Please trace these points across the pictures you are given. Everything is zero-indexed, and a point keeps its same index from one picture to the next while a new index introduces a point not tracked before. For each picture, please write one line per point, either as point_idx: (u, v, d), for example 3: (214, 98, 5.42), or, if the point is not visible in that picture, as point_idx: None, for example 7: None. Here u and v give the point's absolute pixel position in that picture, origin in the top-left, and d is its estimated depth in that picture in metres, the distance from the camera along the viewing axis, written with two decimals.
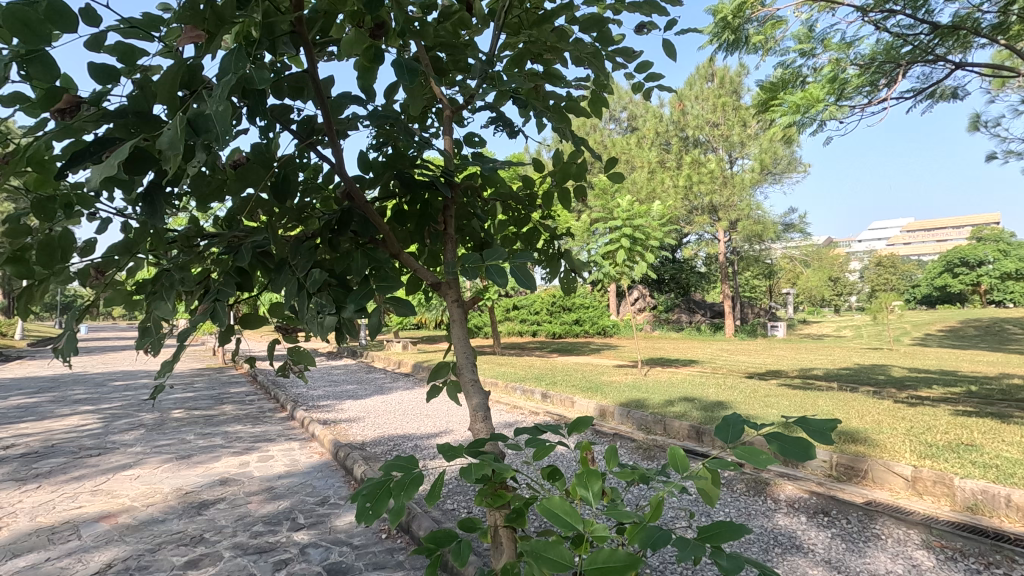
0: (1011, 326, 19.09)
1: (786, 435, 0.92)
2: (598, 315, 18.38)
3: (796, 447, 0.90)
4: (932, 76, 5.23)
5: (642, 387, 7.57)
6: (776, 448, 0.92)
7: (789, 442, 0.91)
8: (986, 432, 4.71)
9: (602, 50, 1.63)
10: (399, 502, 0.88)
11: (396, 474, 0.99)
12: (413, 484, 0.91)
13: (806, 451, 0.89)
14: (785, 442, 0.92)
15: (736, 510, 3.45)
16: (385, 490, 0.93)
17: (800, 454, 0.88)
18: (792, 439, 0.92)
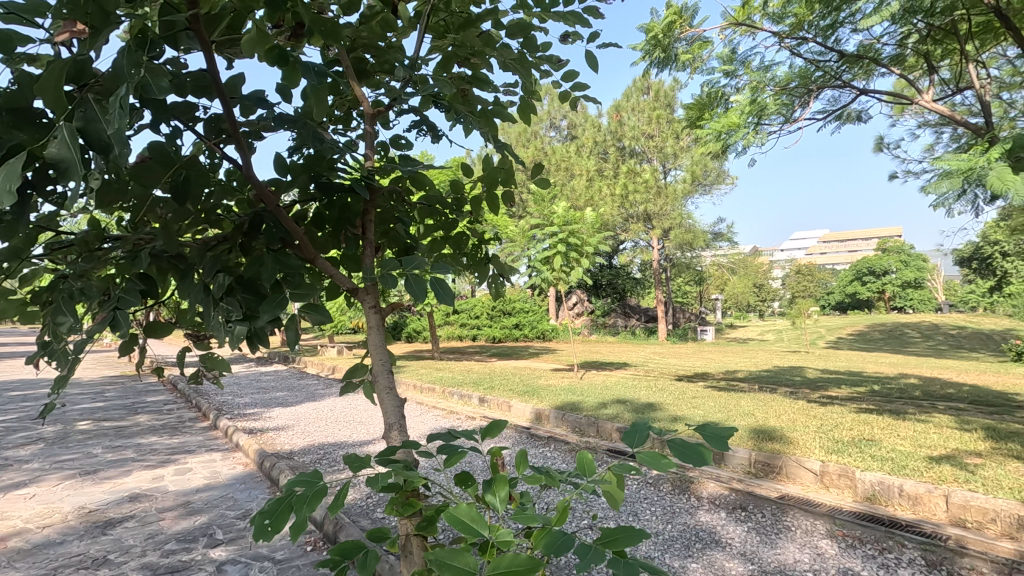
0: (910, 331, 20.94)
1: (688, 442, 0.96)
2: (537, 320, 18.58)
3: (697, 452, 0.93)
4: (840, 100, 5.68)
5: (577, 390, 7.71)
6: (679, 453, 0.95)
7: (689, 448, 0.95)
8: (885, 428, 5.12)
9: (529, 58, 1.67)
10: (300, 515, 0.85)
11: (298, 488, 0.96)
12: (315, 497, 0.89)
13: (704, 456, 0.92)
14: (686, 447, 0.95)
15: (662, 508, 3.58)
16: (286, 506, 0.91)
17: (699, 460, 0.91)
18: (693, 444, 0.95)
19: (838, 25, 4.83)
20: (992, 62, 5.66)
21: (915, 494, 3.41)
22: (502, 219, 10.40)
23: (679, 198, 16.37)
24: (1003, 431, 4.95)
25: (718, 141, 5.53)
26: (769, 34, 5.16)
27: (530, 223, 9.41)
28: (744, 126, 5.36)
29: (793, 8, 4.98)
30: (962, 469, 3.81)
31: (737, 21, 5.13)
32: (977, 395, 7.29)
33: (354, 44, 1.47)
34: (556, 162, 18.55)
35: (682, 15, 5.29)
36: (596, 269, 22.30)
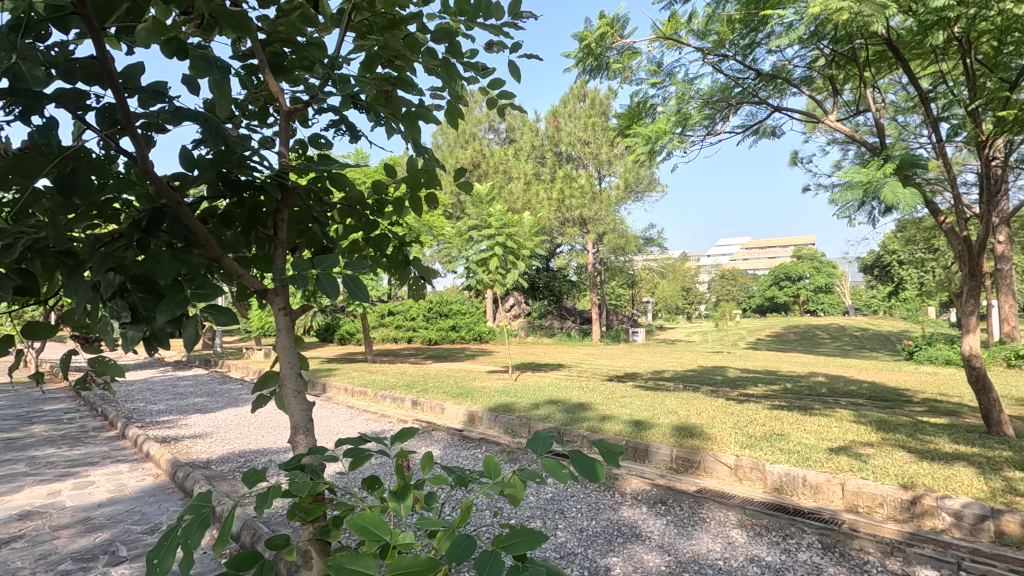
0: (820, 333, 22.63)
1: (587, 459, 0.99)
2: (474, 321, 18.56)
3: (593, 468, 0.97)
4: (757, 115, 6.05)
5: (512, 392, 7.76)
6: (576, 468, 0.98)
7: (588, 465, 0.98)
8: (793, 423, 5.50)
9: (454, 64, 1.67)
10: (185, 551, 0.84)
11: (190, 514, 0.94)
12: (204, 526, 0.88)
13: (597, 473, 0.96)
14: (583, 463, 0.98)
15: (587, 505, 3.68)
16: (172, 539, 0.89)
17: (594, 476, 0.96)
18: (590, 460, 0.99)
19: (756, 45, 5.14)
20: (888, 88, 6.21)
21: (816, 483, 3.70)
22: (438, 220, 10.32)
23: (613, 204, 16.86)
24: (893, 423, 5.44)
25: (646, 149, 5.75)
26: (694, 49, 5.42)
27: (466, 225, 9.40)
28: (670, 134, 5.60)
29: (716, 26, 5.25)
30: (856, 458, 4.16)
31: (664, 35, 5.35)
32: (874, 391, 7.97)
33: (270, 37, 1.42)
34: (495, 164, 18.62)
35: (613, 26, 5.48)
36: (533, 272, 22.55)
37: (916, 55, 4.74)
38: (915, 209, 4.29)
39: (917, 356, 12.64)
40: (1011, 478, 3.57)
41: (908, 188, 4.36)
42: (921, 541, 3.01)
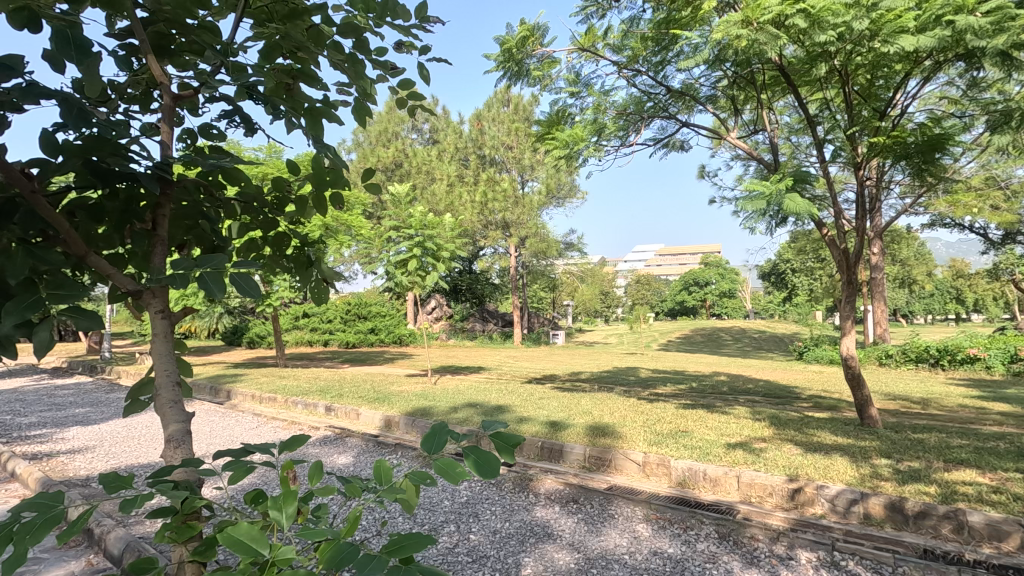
0: (724, 335, 24.29)
1: (481, 453, 0.97)
2: (395, 324, 18.13)
3: (487, 463, 0.95)
4: (667, 129, 6.38)
5: (430, 395, 7.66)
6: (469, 465, 0.96)
7: (482, 461, 0.96)
8: (697, 420, 5.83)
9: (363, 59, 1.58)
10: (18, 548, 0.75)
11: (32, 512, 0.85)
12: (49, 524, 0.80)
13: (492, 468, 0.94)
14: (475, 457, 0.96)
15: (502, 507, 3.70)
16: (6, 533, 0.80)
17: (486, 471, 0.94)
18: (483, 454, 0.97)
19: (666, 63, 5.39)
20: (783, 110, 6.75)
21: (715, 476, 3.94)
22: (356, 219, 9.99)
23: (535, 209, 17.14)
24: (783, 419, 5.91)
25: (564, 155, 5.90)
26: (610, 62, 5.63)
27: (386, 225, 9.19)
28: (586, 141, 5.79)
29: (630, 42, 5.48)
30: (751, 453, 4.47)
31: (582, 46, 5.52)
32: (769, 389, 8.63)
33: (154, 16, 1.30)
34: (417, 165, 18.35)
35: (534, 33, 5.57)
36: (456, 274, 22.44)
37: (804, 82, 5.20)
38: (805, 221, 4.70)
39: (806, 356, 13.82)
40: (877, 465, 4.00)
41: (799, 202, 4.76)
42: (804, 526, 3.29)
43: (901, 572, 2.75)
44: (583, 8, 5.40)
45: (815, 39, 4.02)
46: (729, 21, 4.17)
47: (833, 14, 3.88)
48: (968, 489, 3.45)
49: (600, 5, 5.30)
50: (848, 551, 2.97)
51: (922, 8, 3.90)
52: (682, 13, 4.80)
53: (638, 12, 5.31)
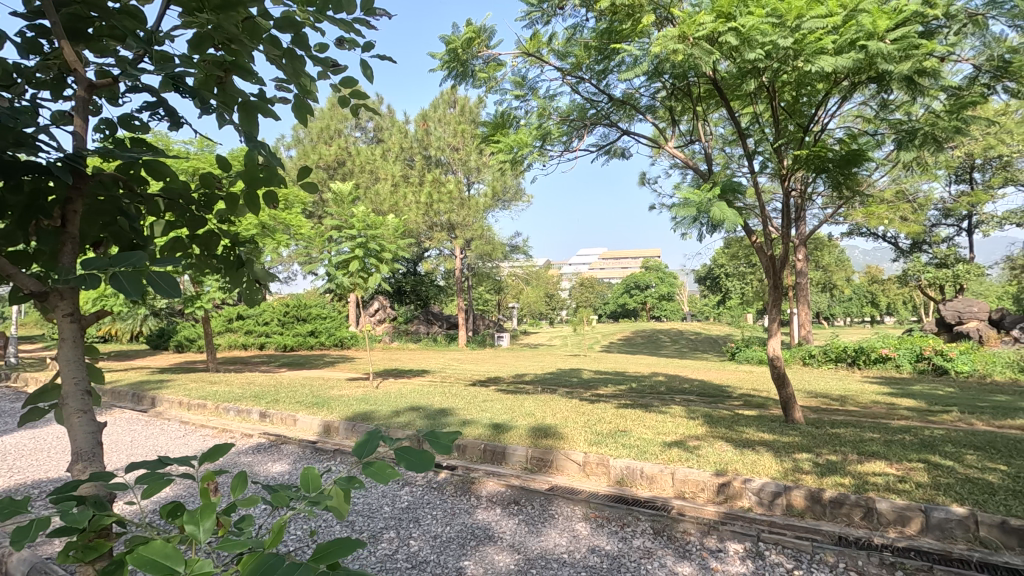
0: (663, 337, 25.11)
1: (410, 449, 0.92)
2: (335, 326, 17.59)
3: (418, 458, 0.90)
4: (609, 136, 6.54)
5: (372, 399, 7.50)
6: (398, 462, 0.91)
7: (412, 456, 0.91)
8: (635, 420, 6.00)
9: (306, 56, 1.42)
10: None
11: None
12: None
13: (424, 461, 0.90)
14: (403, 453, 0.91)
15: (443, 511, 3.67)
16: None
17: (416, 466, 0.88)
18: (413, 450, 0.92)
19: (608, 72, 5.54)
20: (718, 122, 7.07)
21: (651, 474, 4.08)
22: (296, 218, 9.65)
23: (481, 211, 17.14)
24: (716, 417, 6.18)
25: (509, 158, 5.95)
26: (554, 68, 5.72)
27: (327, 225, 8.93)
28: (531, 146, 5.86)
29: (574, 49, 5.59)
30: (685, 450, 4.65)
31: (528, 51, 5.58)
32: (703, 388, 9.00)
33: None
34: (360, 164, 17.94)
35: (480, 35, 5.58)
36: (400, 275, 22.09)
37: (737, 96, 5.47)
38: (735, 227, 4.95)
39: (738, 357, 14.51)
40: (798, 459, 4.25)
41: (730, 210, 5.01)
42: (733, 519, 3.45)
43: (818, 559, 2.94)
44: (528, 13, 5.46)
45: (745, 55, 4.24)
46: (666, 35, 4.33)
47: (762, 33, 4.10)
48: (878, 479, 3.73)
49: (545, 11, 5.37)
50: (772, 541, 3.14)
51: (839, 32, 4.19)
52: (623, 24, 4.93)
53: (582, 20, 5.43)
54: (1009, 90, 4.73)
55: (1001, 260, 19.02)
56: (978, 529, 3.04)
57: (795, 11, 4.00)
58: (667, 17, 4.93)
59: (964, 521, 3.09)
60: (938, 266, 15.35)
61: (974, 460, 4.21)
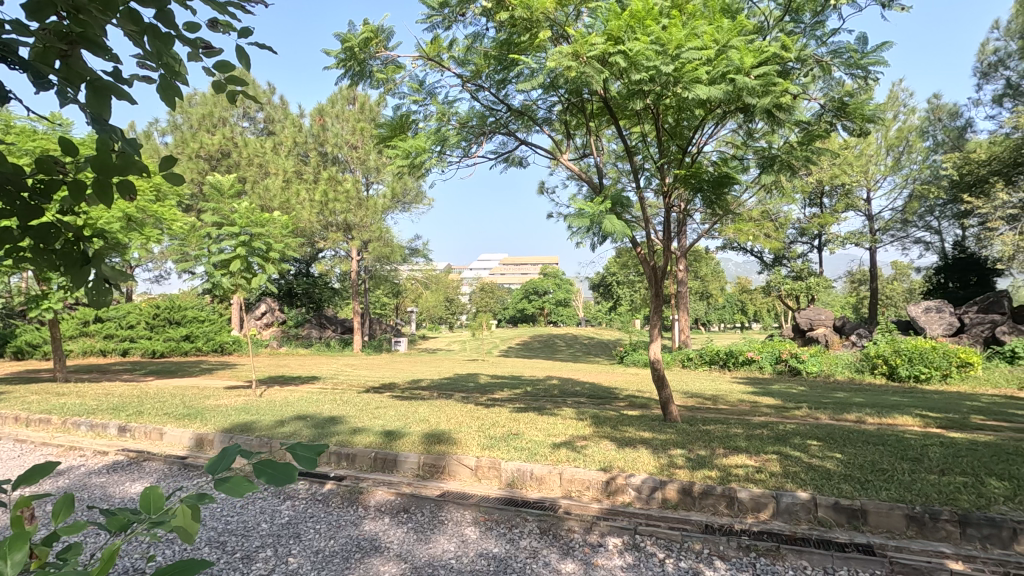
0: (560, 342, 25.95)
1: (274, 462, 0.86)
2: (214, 331, 16.14)
3: (279, 472, 0.85)
4: (507, 145, 6.68)
5: (253, 409, 6.99)
6: (257, 477, 0.84)
7: (276, 470, 0.85)
8: (528, 423, 6.14)
9: (174, 35, 1.25)
10: None
11: None
12: None
13: (288, 475, 0.84)
14: (263, 468, 0.85)
15: (326, 525, 3.51)
16: None
17: (279, 483, 0.83)
18: (277, 464, 0.86)
19: (506, 82, 5.64)
20: (609, 139, 7.49)
21: (540, 475, 4.19)
22: (170, 212, 8.79)
23: (380, 212, 16.67)
24: (602, 418, 6.49)
25: (408, 161, 5.87)
26: (454, 74, 5.75)
27: (205, 220, 8.20)
28: (429, 151, 5.82)
29: (473, 57, 5.67)
30: (573, 450, 4.85)
31: (427, 55, 5.55)
32: (593, 390, 9.42)
33: None
34: (248, 156, 16.73)
35: (378, 35, 5.47)
36: (290, 277, 20.85)
37: (626, 115, 5.82)
38: (622, 239, 5.27)
39: (627, 360, 15.36)
40: (673, 455, 4.59)
41: (618, 221, 5.32)
42: (614, 514, 3.65)
43: (686, 547, 3.19)
44: (428, 17, 5.43)
45: (632, 77, 4.52)
46: (561, 51, 4.52)
47: (647, 58, 4.40)
48: (740, 471, 4.12)
49: (446, 17, 5.37)
50: (647, 533, 3.35)
51: (712, 64, 4.58)
52: (521, 37, 5.06)
53: (482, 30, 5.50)
54: (849, 128, 5.45)
55: (844, 275, 21.87)
56: (817, 511, 3.46)
57: (674, 41, 4.33)
58: (563, 35, 5.08)
59: (807, 504, 3.49)
60: (795, 278, 17.29)
61: (817, 450, 4.78)
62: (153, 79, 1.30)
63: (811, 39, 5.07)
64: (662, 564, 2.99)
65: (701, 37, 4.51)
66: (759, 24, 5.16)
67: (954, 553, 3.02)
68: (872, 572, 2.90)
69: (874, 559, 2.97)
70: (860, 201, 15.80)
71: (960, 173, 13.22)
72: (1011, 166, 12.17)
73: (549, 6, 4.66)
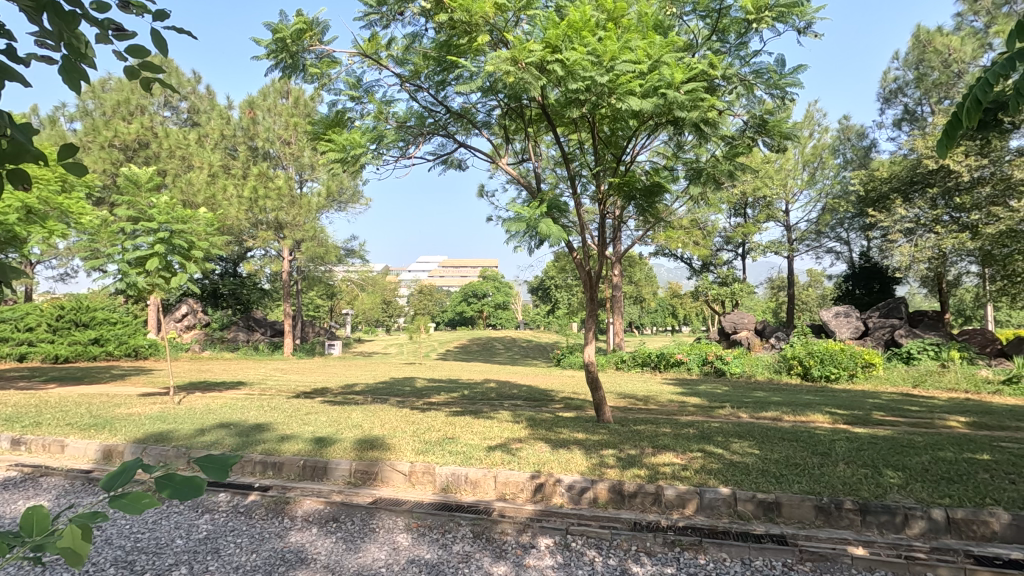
0: (498, 344, 26.07)
1: (180, 475, 0.83)
2: (128, 334, 14.98)
3: (185, 487, 0.81)
4: (446, 147, 6.64)
5: (169, 417, 6.55)
6: (158, 489, 0.80)
7: (181, 483, 0.82)
8: (464, 426, 6.12)
9: (75, 12, 1.15)
10: None
11: None
12: None
13: (195, 490, 0.81)
14: (166, 479, 0.81)
15: (249, 538, 3.34)
16: None
17: (186, 498, 0.79)
18: (182, 478, 0.83)
19: (445, 84, 5.61)
20: (548, 145, 7.61)
21: (475, 479, 4.18)
22: (78, 204, 8.10)
23: (314, 211, 16.11)
24: (538, 420, 6.57)
25: (342, 159, 5.72)
26: (392, 73, 5.66)
27: (118, 215, 7.62)
28: (365, 149, 5.70)
29: (412, 57, 5.61)
30: (508, 453, 4.87)
31: (364, 51, 5.43)
32: (529, 393, 9.51)
33: None
34: (169, 148, 15.62)
35: (312, 28, 5.31)
36: (215, 277, 19.73)
37: (563, 123, 5.93)
38: (558, 243, 5.37)
39: (563, 363, 15.62)
40: (605, 455, 4.71)
41: (555, 226, 5.42)
42: (547, 515, 3.69)
43: (616, 545, 3.27)
44: (366, 14, 5.32)
45: (568, 86, 4.62)
46: (499, 56, 4.54)
47: (583, 68, 4.52)
48: (667, 469, 4.29)
49: (384, 15, 5.29)
50: (578, 533, 3.42)
51: (644, 77, 4.74)
52: (461, 40, 5.04)
53: (421, 30, 5.45)
54: (769, 144, 5.81)
55: (764, 281, 23.33)
56: (738, 505, 3.65)
57: (609, 53, 4.46)
58: (501, 40, 5.11)
59: (728, 499, 3.68)
60: (721, 284, 18.20)
61: (738, 447, 5.05)
62: (50, 56, 1.18)
63: (735, 58, 5.37)
64: (591, 562, 3.06)
65: (634, 50, 4.67)
66: (689, 41, 5.41)
67: (856, 539, 3.27)
68: (784, 560, 3.09)
69: (786, 548, 3.17)
70: (780, 213, 16.88)
71: (865, 189, 14.39)
72: (908, 184, 13.37)
73: (488, 11, 4.68)
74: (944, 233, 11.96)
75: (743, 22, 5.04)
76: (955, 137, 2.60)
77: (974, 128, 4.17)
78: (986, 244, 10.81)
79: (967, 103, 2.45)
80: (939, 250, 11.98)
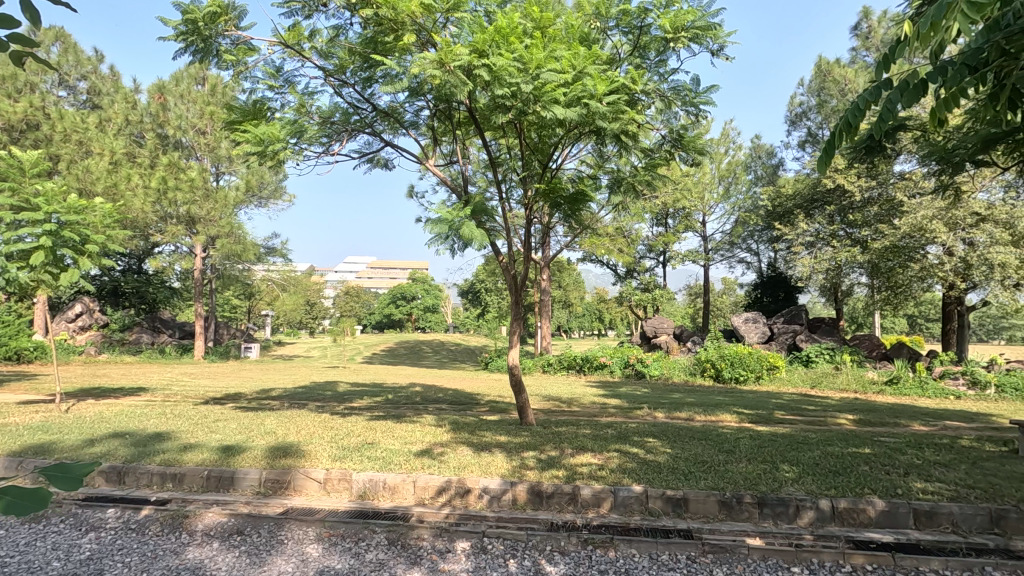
0: (427, 347, 25.79)
1: (27, 489, 0.81)
2: (9, 335, 13.32)
3: (35, 498, 0.80)
4: (372, 145, 6.48)
5: (54, 427, 5.93)
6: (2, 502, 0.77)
7: (31, 495, 0.81)
8: (385, 431, 5.97)
9: None
10: None
11: None
12: None
13: (43, 501, 0.81)
14: (14, 496, 0.79)
15: (139, 556, 3.09)
16: None
17: (37, 508, 0.79)
18: (29, 490, 0.81)
19: (372, 81, 5.49)
20: (477, 150, 7.64)
21: (393, 484, 4.09)
22: None
23: (231, 206, 15.20)
24: (460, 424, 6.54)
25: (257, 151, 5.44)
26: (316, 66, 5.46)
27: None
28: (284, 143, 5.45)
29: (337, 51, 5.42)
30: (429, 457, 4.79)
31: (286, 42, 5.19)
32: (455, 397, 9.46)
33: None
34: (63, 131, 14.15)
35: (227, 12, 5.00)
36: (115, 273, 18.17)
37: (490, 127, 5.94)
38: (481, 245, 5.39)
39: (491, 367, 15.68)
40: (525, 457, 4.76)
41: (478, 229, 5.45)
42: (466, 519, 3.67)
43: (531, 545, 3.32)
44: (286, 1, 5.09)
45: (495, 91, 4.65)
46: (425, 58, 4.50)
47: (509, 74, 4.57)
48: (584, 469, 4.40)
49: (306, 5, 5.09)
50: (495, 535, 3.43)
51: (569, 87, 4.84)
52: (387, 38, 4.94)
53: (346, 24, 5.30)
54: (686, 159, 6.12)
55: (683, 288, 24.62)
56: (649, 502, 3.79)
57: (535, 61, 4.55)
58: (429, 41, 5.05)
59: (640, 497, 3.82)
60: (643, 290, 18.98)
61: (652, 446, 5.27)
62: None
63: (655, 75, 5.62)
64: (506, 564, 3.08)
65: (560, 61, 4.76)
66: (613, 56, 5.60)
67: (753, 530, 3.49)
68: (688, 553, 3.25)
69: (690, 542, 3.33)
70: (697, 223, 17.86)
71: (773, 204, 15.48)
72: (809, 201, 14.53)
73: (414, 10, 4.62)
74: (839, 247, 13.15)
75: (662, 40, 5.28)
76: (832, 154, 2.84)
77: (862, 152, 4.61)
78: (874, 257, 11.96)
79: (841, 126, 2.70)
80: (835, 262, 13.13)
